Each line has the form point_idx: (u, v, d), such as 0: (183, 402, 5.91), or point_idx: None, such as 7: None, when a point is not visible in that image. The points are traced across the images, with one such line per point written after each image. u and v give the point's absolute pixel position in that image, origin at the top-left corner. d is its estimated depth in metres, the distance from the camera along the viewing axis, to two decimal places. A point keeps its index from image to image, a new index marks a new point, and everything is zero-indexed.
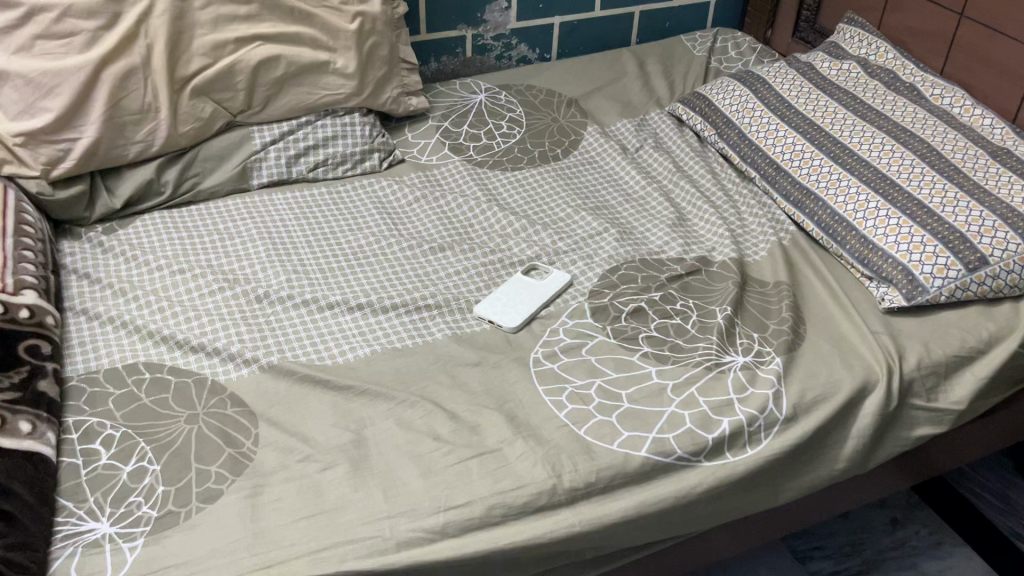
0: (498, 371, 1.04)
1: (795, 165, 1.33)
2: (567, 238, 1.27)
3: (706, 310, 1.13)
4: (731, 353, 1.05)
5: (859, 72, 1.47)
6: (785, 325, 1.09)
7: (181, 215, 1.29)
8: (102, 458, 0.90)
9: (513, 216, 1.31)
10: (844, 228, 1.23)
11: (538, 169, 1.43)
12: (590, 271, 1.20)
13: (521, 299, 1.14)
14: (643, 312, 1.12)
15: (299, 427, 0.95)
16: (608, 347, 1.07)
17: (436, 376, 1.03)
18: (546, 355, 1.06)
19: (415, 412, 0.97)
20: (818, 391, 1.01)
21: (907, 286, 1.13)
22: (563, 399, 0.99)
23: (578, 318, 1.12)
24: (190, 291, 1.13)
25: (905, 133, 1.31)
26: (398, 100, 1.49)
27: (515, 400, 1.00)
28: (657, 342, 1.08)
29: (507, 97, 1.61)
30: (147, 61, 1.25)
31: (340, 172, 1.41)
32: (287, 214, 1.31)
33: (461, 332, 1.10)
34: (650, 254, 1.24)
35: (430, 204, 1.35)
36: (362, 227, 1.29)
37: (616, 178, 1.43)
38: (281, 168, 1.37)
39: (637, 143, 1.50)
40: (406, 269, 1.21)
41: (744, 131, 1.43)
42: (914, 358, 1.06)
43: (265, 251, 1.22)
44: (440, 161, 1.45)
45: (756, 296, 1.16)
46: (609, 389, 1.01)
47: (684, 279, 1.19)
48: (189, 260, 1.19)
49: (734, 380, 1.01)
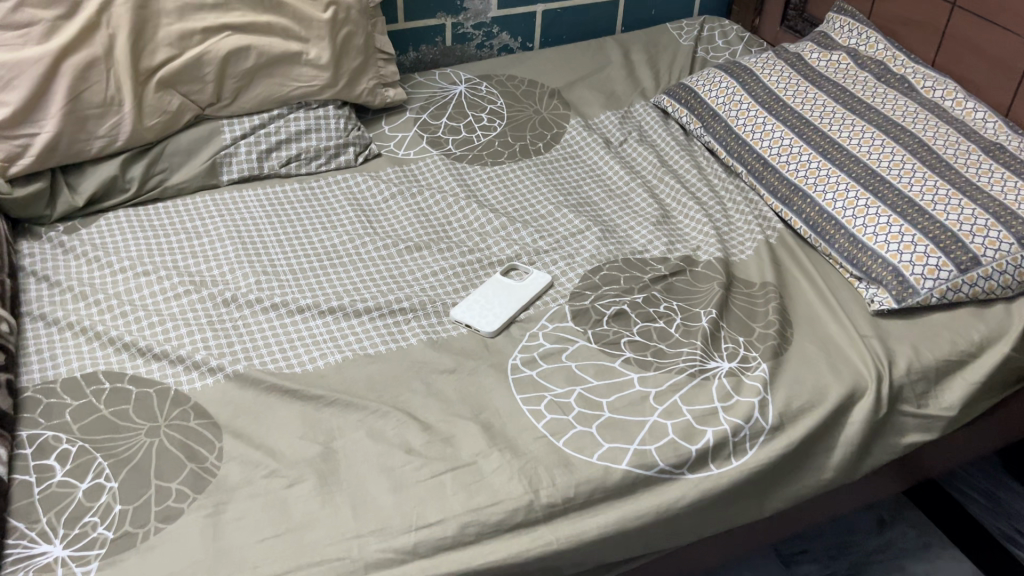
0: (474, 378, 0.99)
1: (783, 160, 1.29)
2: (548, 237, 1.22)
3: (691, 313, 1.09)
4: (716, 359, 1.02)
5: (848, 63, 1.43)
6: (771, 329, 1.06)
7: (147, 213, 1.24)
8: (57, 475, 0.86)
9: (493, 213, 1.26)
10: (833, 227, 1.19)
11: (519, 163, 1.39)
12: (572, 271, 1.17)
13: (499, 303, 1.11)
14: (625, 315, 1.09)
15: (265, 439, 0.91)
16: (589, 352, 1.03)
17: (409, 384, 0.99)
18: (524, 362, 1.02)
19: (387, 423, 0.93)
20: (805, 398, 0.98)
21: (897, 287, 1.10)
22: (542, 408, 0.95)
23: (559, 322, 1.08)
24: (155, 295, 1.08)
25: (896, 128, 1.27)
26: (374, 92, 1.45)
27: (491, 409, 0.96)
28: (640, 346, 1.04)
29: (488, 87, 1.56)
30: (110, 52, 1.20)
31: (314, 167, 1.36)
32: (258, 212, 1.26)
33: (437, 337, 1.06)
34: (633, 254, 1.20)
35: (406, 200, 1.30)
36: (335, 226, 1.25)
37: (599, 174, 1.38)
38: (252, 163, 1.32)
39: (621, 137, 1.46)
40: (381, 271, 1.16)
41: (731, 124, 1.39)
42: (905, 362, 1.03)
43: (234, 252, 1.17)
44: (417, 155, 1.40)
45: (742, 298, 1.12)
46: (589, 397, 0.97)
47: (668, 281, 1.15)
48: (154, 262, 1.14)
49: (718, 388, 0.98)
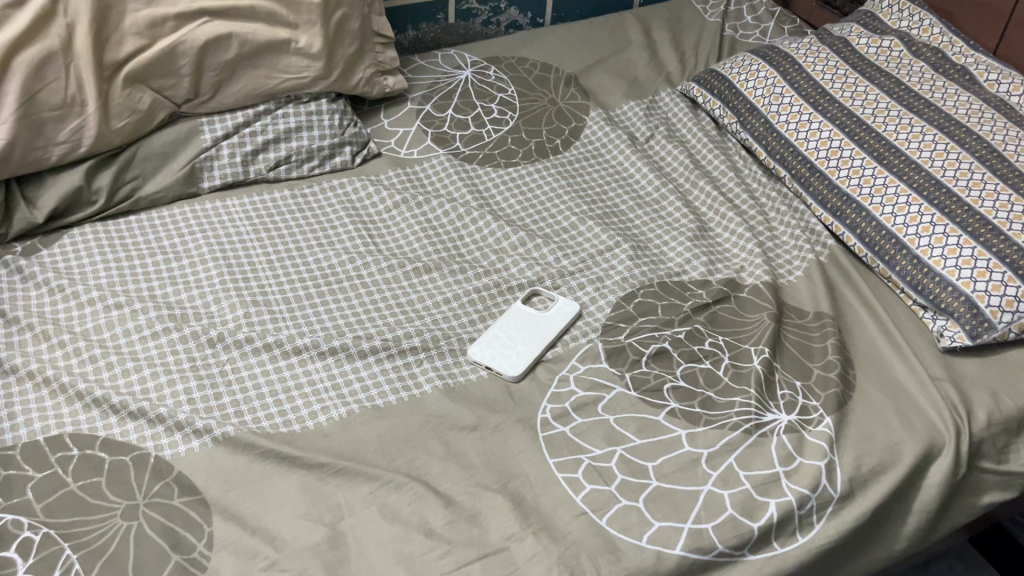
0: (499, 437, 0.87)
1: (833, 166, 1.16)
2: (573, 256, 1.09)
3: (740, 351, 0.97)
4: (773, 411, 0.90)
5: (902, 51, 1.28)
6: (833, 372, 0.94)
7: (118, 229, 1.09)
8: (18, 572, 0.73)
9: (511, 226, 1.13)
10: (893, 246, 1.06)
11: (537, 164, 1.25)
12: (603, 298, 1.03)
13: (522, 340, 0.97)
14: (667, 355, 0.96)
15: (263, 521, 0.78)
16: (629, 403, 0.91)
17: (425, 444, 0.86)
18: (555, 416, 0.89)
19: (402, 497, 0.81)
20: (876, 460, 0.86)
21: (971, 321, 0.97)
22: (580, 476, 0.83)
23: (591, 363, 0.95)
24: (129, 336, 0.94)
25: (959, 128, 1.13)
26: (372, 81, 1.29)
27: (521, 477, 0.83)
28: (685, 395, 0.92)
29: (497, 72, 1.41)
30: (69, 44, 1.04)
31: (306, 170, 1.21)
32: (244, 227, 1.12)
33: (454, 383, 0.93)
34: (669, 278, 1.07)
35: (411, 210, 1.16)
36: (332, 244, 1.11)
37: (624, 176, 1.24)
38: (235, 167, 1.17)
39: (647, 132, 1.31)
40: (387, 300, 1.03)
41: (772, 120, 1.24)
42: (984, 413, 0.91)
43: (219, 278, 1.03)
44: (421, 155, 1.26)
45: (796, 331, 1.00)
46: (632, 461, 0.85)
47: (711, 310, 1.02)
48: (126, 292, 1.00)
49: (779, 448, 0.86)
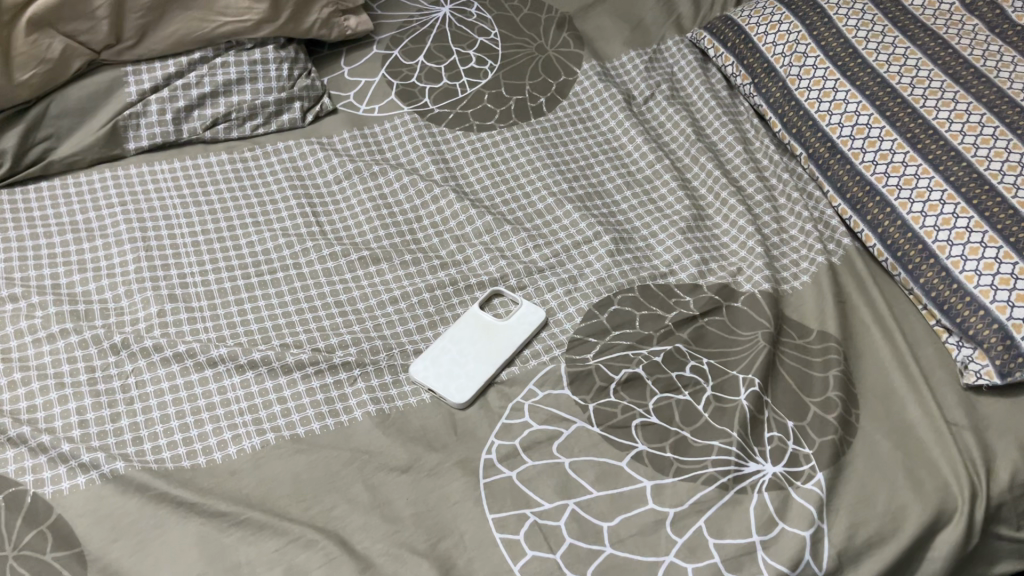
0: (434, 483, 0.75)
1: (857, 148, 0.98)
2: (545, 248, 0.95)
3: (726, 379, 0.83)
4: (756, 460, 0.77)
5: (953, 4, 1.08)
6: (831, 414, 0.80)
7: (25, 201, 0.95)
8: None
9: (475, 208, 0.98)
10: (919, 253, 0.90)
11: (515, 129, 1.08)
12: (572, 304, 0.90)
13: (473, 358, 0.84)
14: (640, 382, 0.82)
15: None
16: (589, 443, 0.78)
17: (347, 489, 0.74)
18: (502, 457, 0.77)
19: (313, 557, 0.69)
20: (873, 530, 0.73)
21: (1002, 356, 0.81)
22: (522, 539, 0.71)
23: (551, 388, 0.82)
24: (20, 338, 0.82)
25: (1013, 108, 0.94)
26: (329, 23, 1.12)
27: (454, 535, 0.72)
28: (657, 434, 0.79)
29: (481, 10, 1.22)
30: None
31: (248, 129, 1.05)
32: (171, 198, 0.98)
33: (390, 409, 0.81)
34: (653, 281, 0.92)
35: (364, 183, 1.01)
36: (270, 223, 0.97)
37: (614, 147, 1.08)
38: (166, 125, 1.02)
39: (646, 91, 1.14)
40: (324, 297, 0.89)
41: (792, 86, 1.06)
42: (1007, 472, 0.78)
43: (134, 265, 0.90)
44: (383, 113, 1.10)
45: (794, 355, 0.86)
46: (585, 519, 0.73)
47: (698, 325, 0.88)
48: (24, 282, 0.87)
49: (760, 510, 0.73)
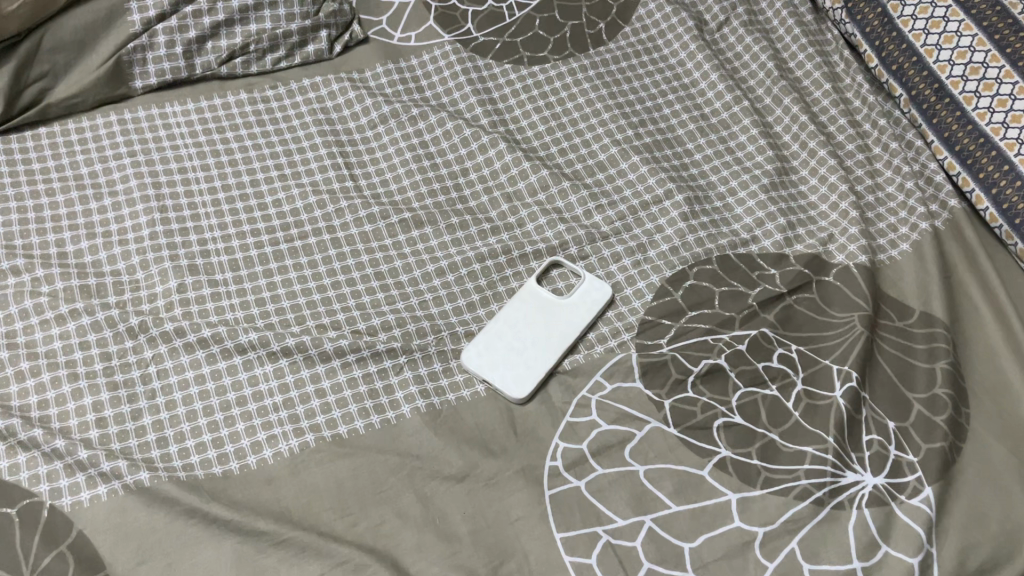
0: (493, 494, 0.67)
1: (970, 91, 0.84)
2: (609, 210, 0.84)
3: (818, 371, 0.73)
4: (855, 470, 0.68)
5: None
6: (940, 415, 0.71)
7: (23, 151, 0.84)
8: None
9: (528, 160, 0.87)
10: None
11: (570, 62, 0.96)
12: (642, 279, 0.79)
13: (532, 343, 0.74)
14: (721, 374, 0.73)
15: None
16: (665, 447, 0.70)
17: (397, 500, 0.67)
18: (568, 464, 0.69)
19: None
20: (987, 552, 0.65)
21: None
22: (594, 563, 0.64)
23: (621, 381, 0.73)
24: (26, 320, 0.73)
25: None
26: None
27: (518, 557, 0.64)
28: (742, 436, 0.70)
29: None
30: None
31: (269, 63, 0.93)
32: (186, 147, 0.87)
33: (441, 404, 0.72)
34: (733, 250, 0.82)
35: (402, 128, 0.90)
36: (298, 175, 0.86)
37: (684, 85, 0.96)
38: (176, 60, 0.89)
39: (720, 15, 1.00)
40: (362, 268, 0.79)
41: (894, 13, 0.91)
42: None
43: (149, 229, 0.80)
44: (420, 42, 0.97)
45: (894, 341, 0.76)
46: (663, 539, 0.65)
47: (785, 304, 0.78)
48: (26, 252, 0.77)
49: (860, 530, 0.65)
